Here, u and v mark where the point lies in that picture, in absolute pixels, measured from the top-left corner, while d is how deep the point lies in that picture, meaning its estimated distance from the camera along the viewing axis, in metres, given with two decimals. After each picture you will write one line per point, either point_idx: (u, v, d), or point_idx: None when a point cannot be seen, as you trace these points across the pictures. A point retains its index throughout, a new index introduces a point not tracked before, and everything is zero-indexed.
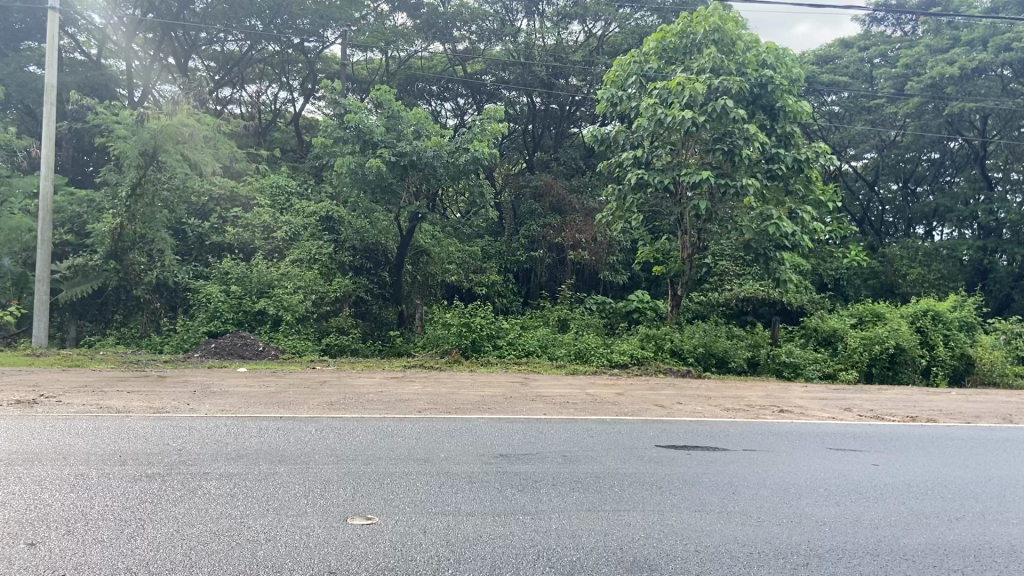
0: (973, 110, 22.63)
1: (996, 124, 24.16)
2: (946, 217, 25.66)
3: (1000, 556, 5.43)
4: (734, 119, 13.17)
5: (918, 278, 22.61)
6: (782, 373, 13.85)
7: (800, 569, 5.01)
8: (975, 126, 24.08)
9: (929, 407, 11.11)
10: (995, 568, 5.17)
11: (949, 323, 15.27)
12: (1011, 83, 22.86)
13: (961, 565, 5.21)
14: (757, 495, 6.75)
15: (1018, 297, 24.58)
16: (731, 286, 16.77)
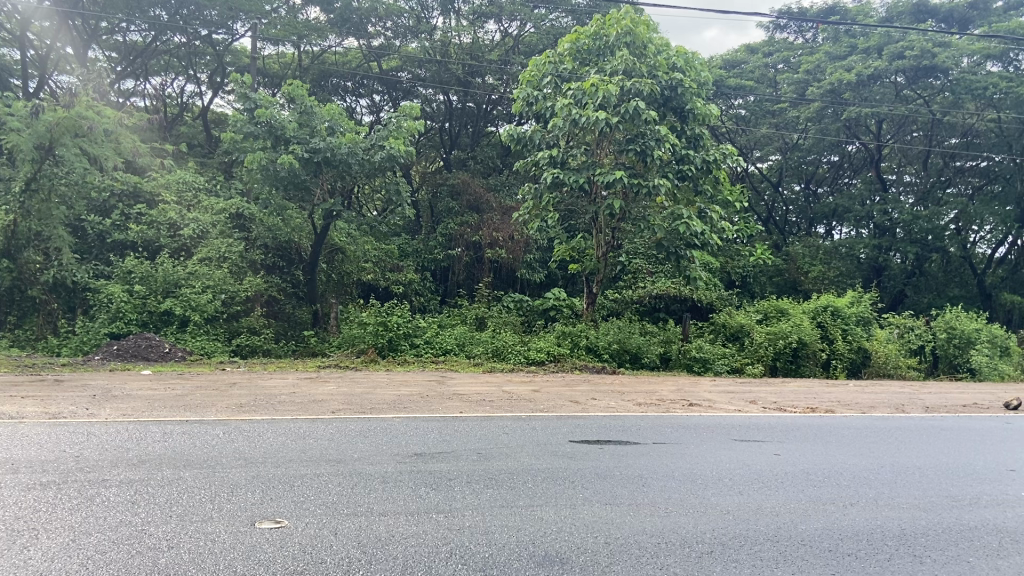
0: (868, 115, 23.97)
1: (890, 128, 25.53)
2: (845, 217, 26.81)
3: (889, 539, 5.75)
4: (646, 121, 13.50)
5: (820, 275, 23.60)
6: (692, 368, 14.28)
7: (704, 557, 5.18)
8: (870, 130, 25.50)
9: (828, 398, 11.66)
10: (885, 551, 5.47)
11: (848, 318, 15.92)
12: (904, 90, 24.02)
13: (854, 549, 5.50)
14: (666, 487, 6.95)
15: (910, 292, 26.48)
16: (644, 283, 17.14)
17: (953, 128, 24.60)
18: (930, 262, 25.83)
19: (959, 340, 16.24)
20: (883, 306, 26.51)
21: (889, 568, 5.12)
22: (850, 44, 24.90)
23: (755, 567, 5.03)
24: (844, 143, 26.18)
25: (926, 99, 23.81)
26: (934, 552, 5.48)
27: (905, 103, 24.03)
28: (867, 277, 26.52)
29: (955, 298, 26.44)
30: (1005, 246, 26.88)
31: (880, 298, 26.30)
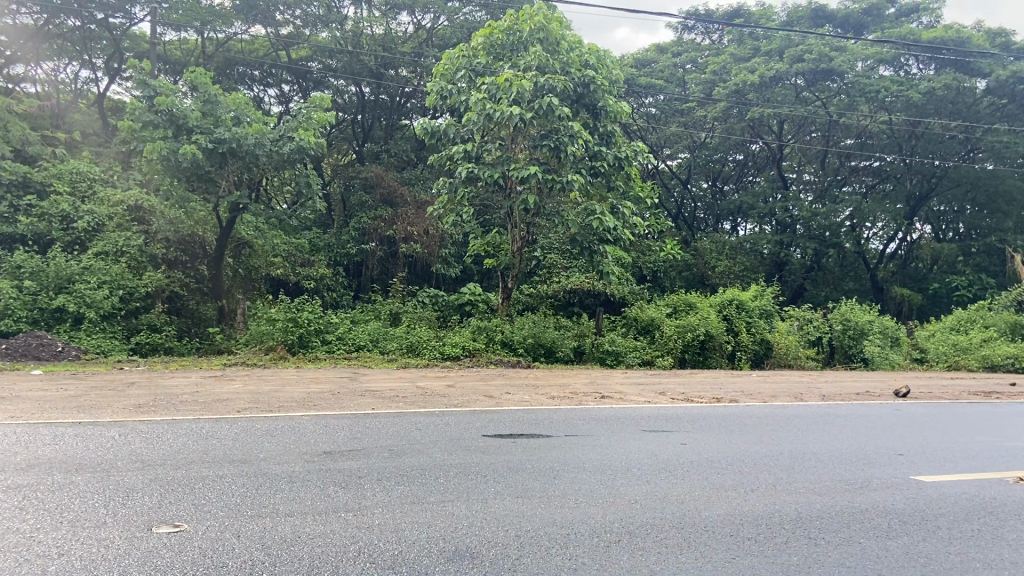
0: (770, 115, 24.88)
1: (791, 129, 26.56)
2: (749, 214, 27.69)
3: (787, 523, 5.99)
4: (559, 117, 13.60)
5: (726, 270, 24.36)
6: (605, 361, 14.51)
7: (612, 546, 5.27)
8: (772, 129, 26.58)
9: (732, 389, 12.05)
10: (783, 535, 5.69)
11: (752, 311, 16.45)
12: (803, 92, 25.15)
13: (754, 533, 5.70)
14: (577, 478, 7.04)
15: (809, 286, 27.60)
16: (558, 278, 17.28)
17: (849, 129, 25.59)
18: (827, 256, 27.00)
19: (854, 332, 17.07)
20: (785, 299, 27.66)
21: (786, 550, 5.34)
22: (754, 46, 26.02)
23: (661, 554, 5.15)
24: (747, 142, 27.11)
25: (822, 100, 25.11)
26: (829, 535, 5.73)
27: (804, 104, 25.22)
28: (769, 273, 27.52)
29: (851, 292, 27.85)
30: (895, 242, 28.71)
31: (782, 292, 27.44)
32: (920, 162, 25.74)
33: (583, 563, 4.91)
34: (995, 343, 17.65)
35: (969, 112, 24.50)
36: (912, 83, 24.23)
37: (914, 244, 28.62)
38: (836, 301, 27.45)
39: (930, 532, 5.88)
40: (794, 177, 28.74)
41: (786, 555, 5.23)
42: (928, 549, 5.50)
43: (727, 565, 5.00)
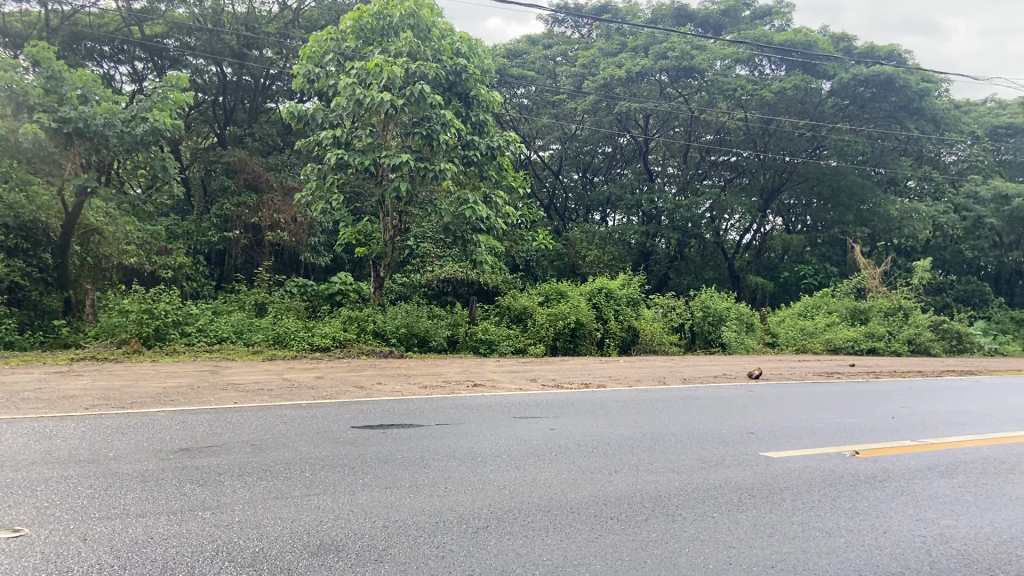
0: (637, 110, 25.73)
1: (656, 124, 27.63)
2: (618, 204, 28.33)
3: (648, 501, 6.24)
4: (431, 104, 13.50)
5: (595, 259, 25.00)
6: (479, 350, 14.60)
7: (479, 532, 5.31)
8: (639, 125, 27.40)
9: (600, 374, 12.43)
10: (644, 513, 5.91)
11: (620, 299, 16.94)
12: (668, 89, 26.43)
13: (615, 513, 5.88)
14: (447, 466, 7.05)
15: (673, 275, 29.17)
16: (432, 267, 17.21)
17: (709, 125, 27.54)
18: (688, 248, 28.65)
19: (713, 318, 17.88)
20: (651, 288, 28.75)
21: (645, 527, 5.55)
22: (620, 42, 26.95)
23: (527, 538, 5.23)
24: (616, 136, 27.89)
25: (686, 97, 26.56)
26: (685, 511, 6.01)
27: (669, 100, 26.61)
28: (636, 262, 28.41)
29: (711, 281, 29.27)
30: (750, 233, 30.47)
31: (648, 281, 28.54)
32: (773, 157, 27.71)
33: (450, 550, 4.92)
34: (836, 327, 19.14)
35: (814, 111, 26.66)
36: (765, 82, 25.66)
37: (767, 236, 30.49)
38: (697, 288, 28.89)
39: (775, 504, 6.27)
40: (658, 170, 29.92)
41: (645, 532, 5.43)
42: (773, 519, 5.88)
43: (588, 544, 5.14)
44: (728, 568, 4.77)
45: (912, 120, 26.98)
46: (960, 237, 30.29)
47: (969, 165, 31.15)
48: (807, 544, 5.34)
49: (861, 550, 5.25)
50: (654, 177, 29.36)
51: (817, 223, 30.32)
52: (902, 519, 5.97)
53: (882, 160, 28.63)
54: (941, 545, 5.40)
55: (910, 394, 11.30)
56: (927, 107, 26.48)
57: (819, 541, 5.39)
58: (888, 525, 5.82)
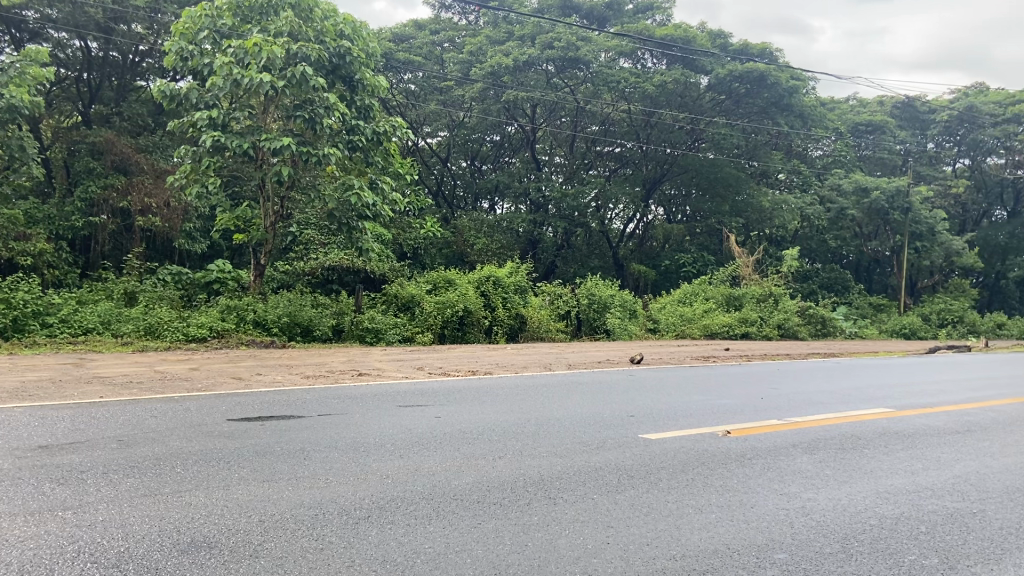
0: (524, 99, 25.98)
1: (543, 113, 28.01)
2: (506, 193, 28.59)
3: (531, 486, 6.32)
4: (314, 87, 13.14)
5: (484, 247, 25.06)
6: (365, 339, 14.38)
7: (361, 523, 5.22)
8: (526, 113, 27.69)
9: (487, 362, 12.49)
10: (527, 497, 5.98)
11: (507, 287, 17.04)
12: (554, 78, 26.60)
13: (499, 498, 5.92)
14: (328, 457, 6.90)
15: (560, 263, 29.64)
16: (315, 255, 16.77)
17: (595, 116, 27.89)
18: (575, 236, 29.14)
19: (597, 305, 18.28)
20: (538, 275, 29.05)
21: (528, 511, 5.61)
22: (507, 30, 27.01)
23: (409, 527, 5.18)
24: (503, 125, 28.07)
25: (571, 87, 26.86)
26: (567, 494, 6.12)
27: (555, 90, 26.77)
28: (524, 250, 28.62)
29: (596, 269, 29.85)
30: (634, 222, 31.35)
31: (536, 268, 28.91)
32: (655, 149, 28.67)
33: (329, 542, 4.81)
34: (713, 313, 19.98)
35: (693, 104, 28.07)
36: (647, 76, 26.52)
37: (650, 225, 31.47)
38: (583, 276, 29.50)
39: (652, 484, 6.48)
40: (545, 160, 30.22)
41: (527, 516, 5.49)
42: (649, 499, 6.07)
43: (471, 530, 5.15)
44: (606, 548, 4.89)
45: (782, 115, 28.75)
46: (825, 228, 32.26)
47: (833, 159, 33.20)
48: (681, 520, 5.56)
49: (731, 524, 5.50)
50: (541, 166, 29.66)
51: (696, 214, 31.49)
52: (768, 494, 6.29)
53: (756, 152, 29.82)
54: (802, 517, 5.72)
55: (777, 376, 11.93)
56: (795, 104, 28.07)
57: (692, 518, 5.61)
58: (756, 500, 6.12)
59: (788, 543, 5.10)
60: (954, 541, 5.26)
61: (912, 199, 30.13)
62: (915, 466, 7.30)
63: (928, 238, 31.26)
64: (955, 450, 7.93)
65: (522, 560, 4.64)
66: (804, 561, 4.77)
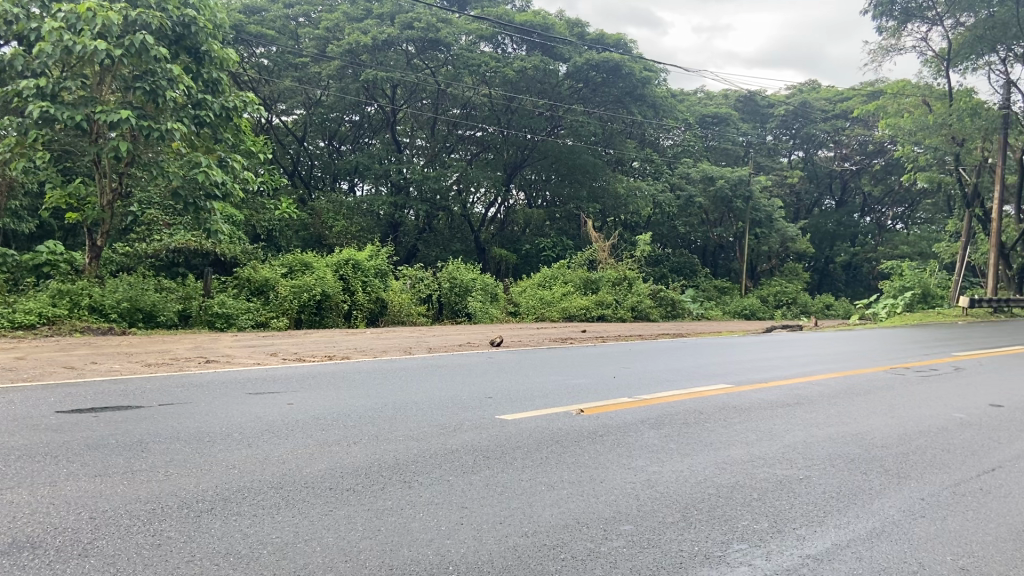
0: (384, 79, 25.68)
1: (403, 95, 27.85)
2: (365, 174, 27.59)
3: (386, 470, 6.25)
4: (156, 57, 12.32)
5: (342, 230, 24.45)
6: (214, 325, 13.72)
7: (203, 515, 4.98)
8: (386, 94, 27.35)
9: (345, 346, 12.24)
10: (382, 482, 5.90)
11: (367, 270, 16.75)
12: (414, 59, 26.64)
13: (352, 484, 5.82)
14: (169, 449, 6.52)
15: (421, 247, 29.49)
16: (160, 236, 15.83)
17: (456, 99, 28.36)
18: (437, 220, 29.46)
19: (459, 289, 18.30)
20: (399, 259, 28.85)
21: (381, 496, 5.54)
22: (365, 8, 26.74)
23: (255, 517, 4.98)
24: (363, 105, 27.56)
25: (432, 69, 27.07)
26: (422, 476, 6.11)
27: (416, 71, 26.70)
28: (385, 233, 28.30)
29: (457, 252, 29.89)
30: (495, 207, 31.76)
31: (397, 252, 28.67)
32: (514, 133, 28.97)
33: (168, 537, 4.56)
34: (571, 297, 20.49)
35: (552, 91, 28.73)
36: (507, 61, 26.93)
37: (511, 209, 32.12)
38: (445, 260, 29.48)
39: (508, 464, 6.57)
40: (407, 142, 30.13)
41: (381, 501, 5.43)
42: (504, 479, 6.15)
43: (320, 518, 5.03)
44: (460, 529, 4.91)
45: (636, 106, 30.12)
46: (676, 215, 33.86)
47: (682, 149, 34.81)
48: (534, 498, 5.66)
49: (582, 499, 5.66)
50: (401, 148, 29.38)
51: (556, 198, 32.08)
52: (617, 469, 6.53)
53: (612, 141, 31.19)
54: (648, 489, 5.99)
55: (630, 356, 12.40)
56: (648, 94, 29.58)
57: (544, 495, 5.73)
58: (606, 475, 6.34)
59: (634, 515, 5.31)
60: (782, 506, 5.67)
61: (753, 188, 32.18)
62: (750, 438, 7.81)
63: (766, 225, 33.62)
64: (786, 421, 8.56)
65: (374, 545, 4.58)
66: (648, 531, 4.99)
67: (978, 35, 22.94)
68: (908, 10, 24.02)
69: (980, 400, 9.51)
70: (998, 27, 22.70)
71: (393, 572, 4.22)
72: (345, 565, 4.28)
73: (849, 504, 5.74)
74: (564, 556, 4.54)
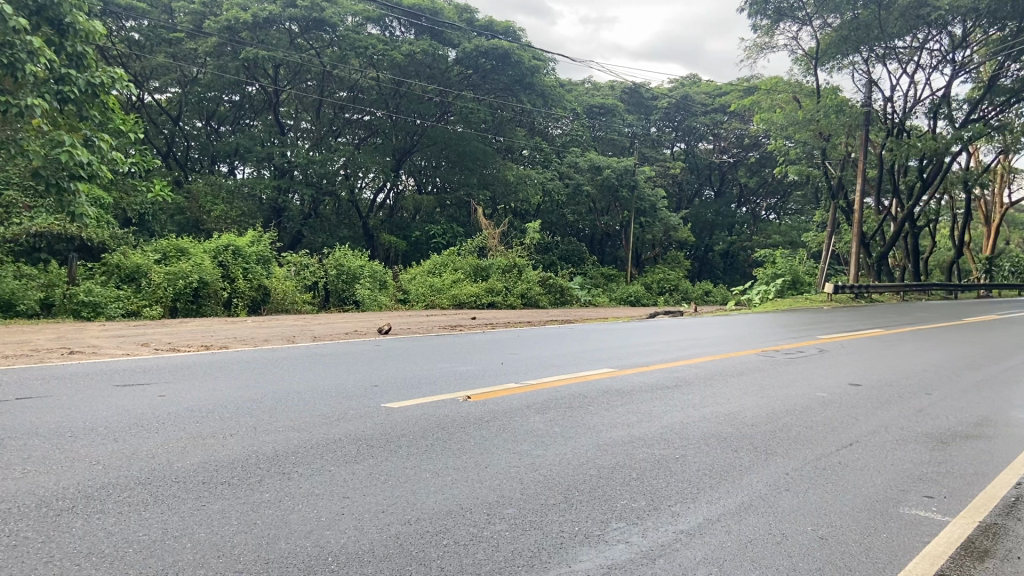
0: (265, 58, 24.97)
1: (286, 75, 27.14)
2: (246, 157, 26.98)
3: (263, 462, 6.05)
4: (13, 28, 11.41)
5: (221, 214, 23.64)
6: (81, 314, 12.91)
7: (63, 514, 4.68)
8: (268, 74, 26.59)
9: (224, 336, 11.79)
10: (258, 474, 5.72)
11: (248, 256, 16.19)
12: (297, 39, 26.30)
13: (227, 477, 5.61)
14: (26, 445, 6.09)
15: (306, 233, 28.78)
16: (18, 220, 14.77)
17: (342, 81, 27.86)
18: (323, 206, 28.78)
19: (346, 276, 17.99)
20: (282, 245, 28.10)
21: (258, 489, 5.36)
22: None
23: (122, 514, 4.73)
24: (243, 84, 26.65)
25: (317, 50, 26.67)
26: (302, 467, 5.95)
27: (300, 51, 26.50)
28: (268, 218, 27.50)
29: (344, 239, 29.29)
30: (383, 192, 31.39)
31: (280, 237, 27.91)
32: (403, 119, 29.00)
33: (24, 538, 4.26)
34: (460, 284, 20.54)
35: (441, 77, 28.52)
36: (395, 44, 26.72)
37: (400, 195, 31.89)
38: (332, 246, 28.68)
39: (392, 452, 6.50)
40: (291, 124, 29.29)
41: (257, 494, 5.25)
42: (387, 466, 6.08)
43: (192, 513, 4.82)
44: (340, 519, 4.81)
45: (524, 94, 30.49)
46: (564, 203, 34.41)
47: (570, 138, 35.37)
48: (417, 485, 5.62)
49: (466, 485, 5.67)
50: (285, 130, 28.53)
51: (444, 184, 31.80)
52: (502, 454, 6.57)
53: (502, 128, 31.51)
54: (531, 472, 6.07)
55: (517, 343, 12.53)
56: (537, 83, 30.03)
57: (428, 482, 5.70)
58: (491, 460, 6.37)
59: (516, 498, 5.36)
60: (659, 484, 5.87)
61: (637, 178, 33.18)
62: (631, 420, 8.05)
63: (650, 215, 34.74)
64: (665, 403, 8.86)
65: (249, 539, 4.42)
66: (530, 513, 5.05)
67: (843, 36, 24.31)
68: (780, 10, 25.25)
69: (842, 380, 10.16)
70: (861, 28, 24.13)
71: (269, 566, 4.08)
72: (217, 561, 4.11)
73: (720, 480, 6.00)
74: (446, 541, 4.51)
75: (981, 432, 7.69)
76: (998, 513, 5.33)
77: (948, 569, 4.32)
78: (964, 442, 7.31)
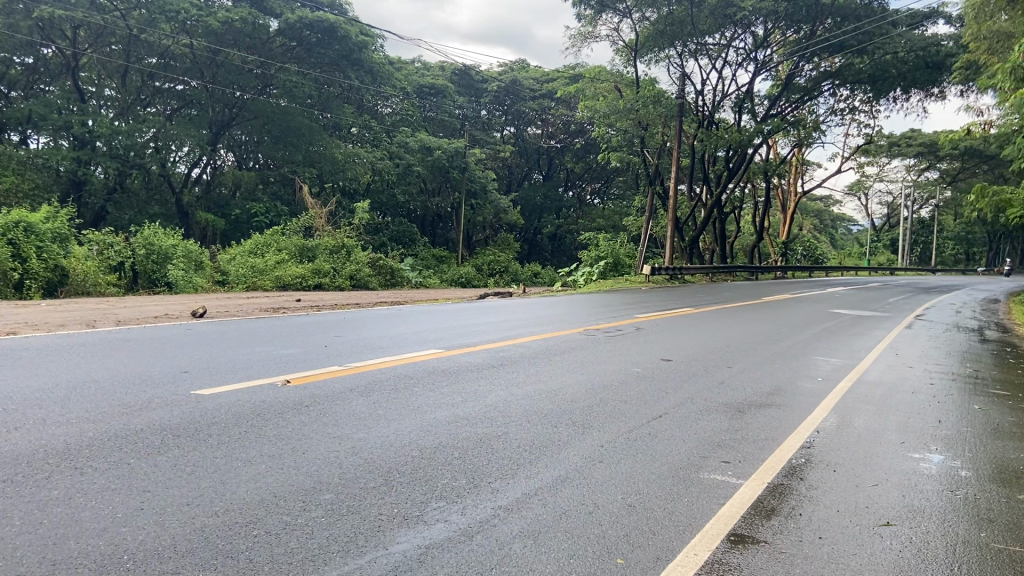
0: (63, 19, 22.88)
1: (87, 37, 25.00)
2: (41, 126, 24.25)
3: (54, 457, 5.52)
4: None
5: (11, 187, 21.42)
6: None
7: None
8: (66, 36, 24.33)
9: (12, 321, 10.65)
10: (48, 470, 5.20)
11: (42, 234, 14.74)
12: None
13: (8, 475, 5.05)
14: None
15: (111, 209, 26.49)
16: None
17: (151, 47, 26.04)
18: (131, 180, 26.61)
19: (157, 256, 16.84)
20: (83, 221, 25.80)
21: (47, 486, 4.88)
22: None
23: None
24: (36, 45, 24.17)
25: (122, 11, 24.74)
26: (98, 461, 5.48)
27: (101, 12, 24.32)
28: (66, 192, 25.10)
29: (155, 216, 27.42)
30: (198, 168, 29.56)
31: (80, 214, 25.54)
32: (220, 90, 27.74)
33: None
34: (285, 265, 19.85)
35: (263, 47, 27.73)
36: (211, 10, 25.45)
37: (217, 171, 30.33)
38: (140, 224, 26.82)
39: (202, 442, 6.13)
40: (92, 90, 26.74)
41: (44, 492, 4.76)
42: (196, 457, 5.72)
43: None
44: (140, 514, 4.46)
45: (352, 70, 30.28)
46: (394, 183, 34.02)
47: (401, 118, 35.06)
48: (229, 475, 5.33)
49: (281, 472, 5.46)
50: (86, 98, 26.07)
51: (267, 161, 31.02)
52: (323, 439, 6.39)
53: (328, 105, 31.22)
54: (351, 457, 5.94)
55: (342, 324, 12.26)
56: (364, 59, 29.94)
57: (240, 471, 5.42)
58: (309, 446, 6.17)
59: (335, 484, 5.23)
60: (480, 462, 5.92)
61: (467, 160, 33.47)
62: (455, 399, 8.10)
63: (481, 197, 35.24)
64: (490, 382, 9.01)
65: (33, 540, 4.01)
66: (348, 498, 4.94)
67: (660, 30, 25.64)
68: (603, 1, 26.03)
69: (654, 356, 10.77)
70: (675, 24, 25.48)
71: (54, 568, 3.71)
72: None
73: (540, 455, 6.17)
74: (257, 532, 4.30)
75: (773, 400, 8.39)
76: (784, 474, 5.82)
77: (740, 527, 4.65)
78: (759, 410, 7.95)
